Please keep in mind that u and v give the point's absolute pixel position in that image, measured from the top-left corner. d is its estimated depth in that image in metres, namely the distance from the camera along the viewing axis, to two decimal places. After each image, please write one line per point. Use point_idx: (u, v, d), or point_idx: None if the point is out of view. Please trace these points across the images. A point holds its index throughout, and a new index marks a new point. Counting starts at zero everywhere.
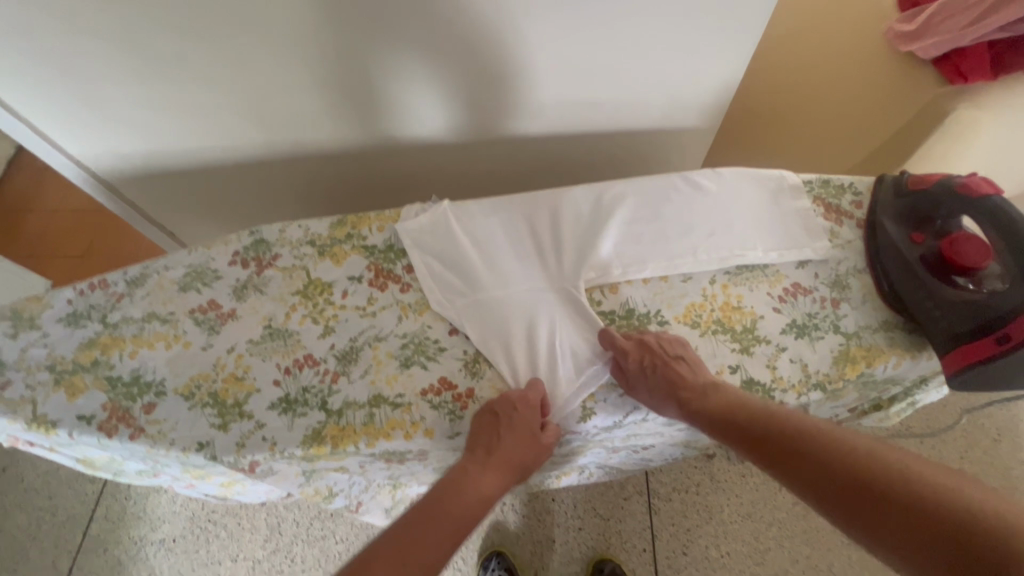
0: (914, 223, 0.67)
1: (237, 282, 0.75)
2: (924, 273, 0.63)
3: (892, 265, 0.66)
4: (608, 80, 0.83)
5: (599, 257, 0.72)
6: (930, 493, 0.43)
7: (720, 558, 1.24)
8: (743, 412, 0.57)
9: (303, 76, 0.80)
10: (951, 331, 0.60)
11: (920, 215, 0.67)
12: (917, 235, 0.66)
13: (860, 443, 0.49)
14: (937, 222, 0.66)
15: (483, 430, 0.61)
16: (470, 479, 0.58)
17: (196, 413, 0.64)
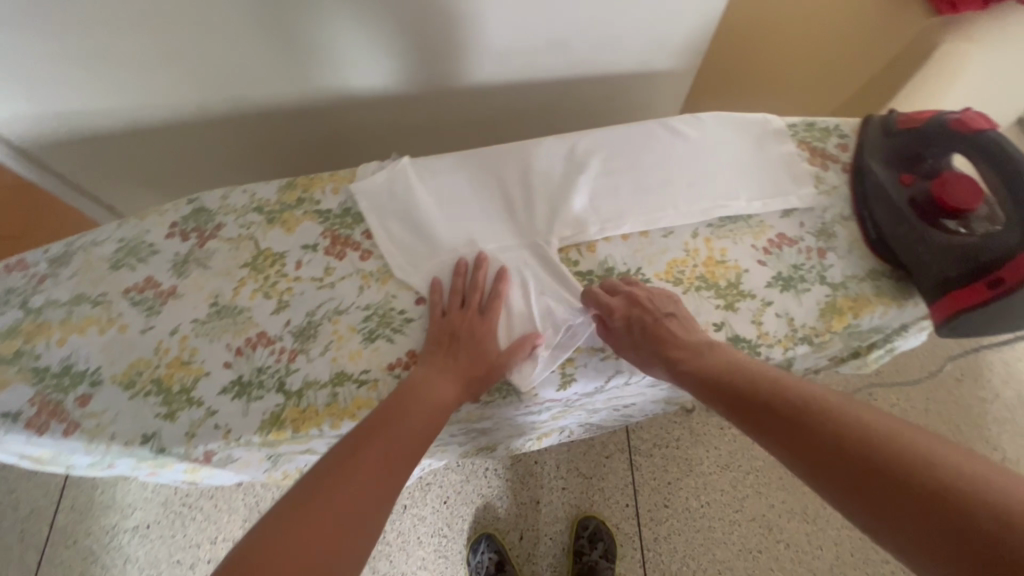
0: (903, 164, 0.64)
1: (177, 256, 0.68)
2: (914, 216, 0.60)
3: (881, 210, 0.63)
4: (575, 19, 0.76)
5: (573, 213, 0.67)
6: (924, 465, 0.39)
7: (701, 508, 1.27)
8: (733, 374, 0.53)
9: (231, 20, 0.70)
10: (941, 276, 0.57)
11: (909, 155, 0.64)
12: (906, 176, 0.63)
13: (851, 411, 0.45)
14: (925, 161, 0.63)
15: (438, 349, 0.58)
16: (424, 389, 0.55)
17: (139, 403, 0.58)
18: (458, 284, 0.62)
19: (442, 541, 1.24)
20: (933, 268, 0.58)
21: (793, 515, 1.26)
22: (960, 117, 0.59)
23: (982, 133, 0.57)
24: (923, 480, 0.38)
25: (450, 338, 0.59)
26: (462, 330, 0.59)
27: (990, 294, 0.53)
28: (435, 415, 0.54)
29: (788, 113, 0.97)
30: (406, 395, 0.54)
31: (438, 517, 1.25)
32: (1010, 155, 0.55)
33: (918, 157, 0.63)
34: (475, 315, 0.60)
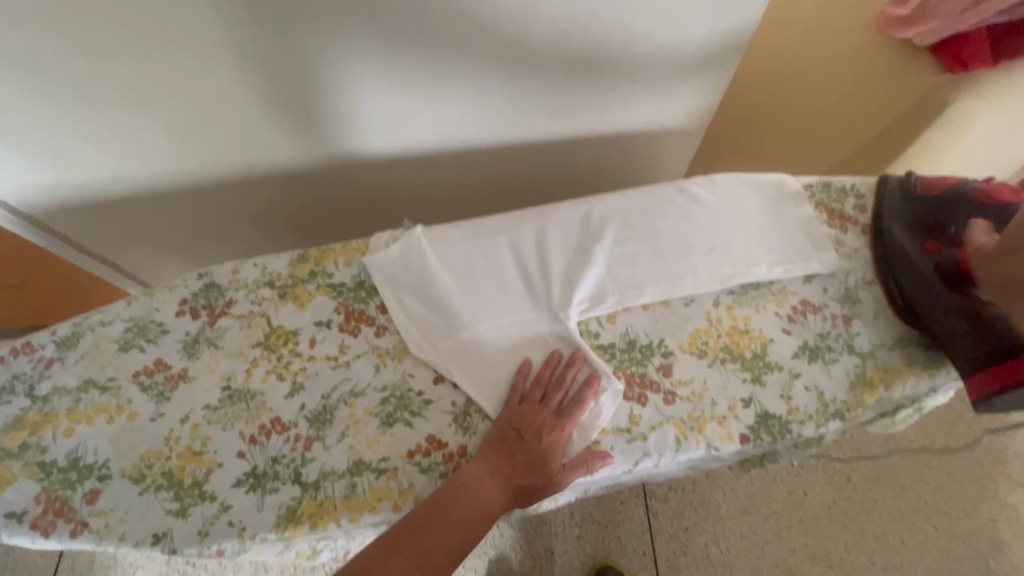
0: (924, 230, 0.64)
1: (188, 336, 0.66)
2: (944, 284, 0.59)
3: (905, 277, 0.62)
4: (586, 83, 0.77)
5: (591, 283, 0.66)
6: None
7: (721, 555, 1.23)
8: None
9: (242, 92, 0.70)
10: (971, 349, 0.56)
11: (927, 222, 0.64)
12: (931, 244, 0.62)
13: None
14: (944, 228, 0.63)
15: (502, 442, 0.56)
16: (478, 487, 0.54)
17: (149, 499, 0.56)
18: (545, 376, 0.60)
19: None
20: (967, 343, 0.56)
21: (816, 561, 1.22)
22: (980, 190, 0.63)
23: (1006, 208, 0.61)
24: None
25: (518, 436, 0.57)
26: (532, 433, 0.57)
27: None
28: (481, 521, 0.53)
29: (799, 171, 0.98)
30: (461, 490, 0.53)
31: None
32: None
33: (937, 224, 0.63)
34: (551, 416, 0.58)
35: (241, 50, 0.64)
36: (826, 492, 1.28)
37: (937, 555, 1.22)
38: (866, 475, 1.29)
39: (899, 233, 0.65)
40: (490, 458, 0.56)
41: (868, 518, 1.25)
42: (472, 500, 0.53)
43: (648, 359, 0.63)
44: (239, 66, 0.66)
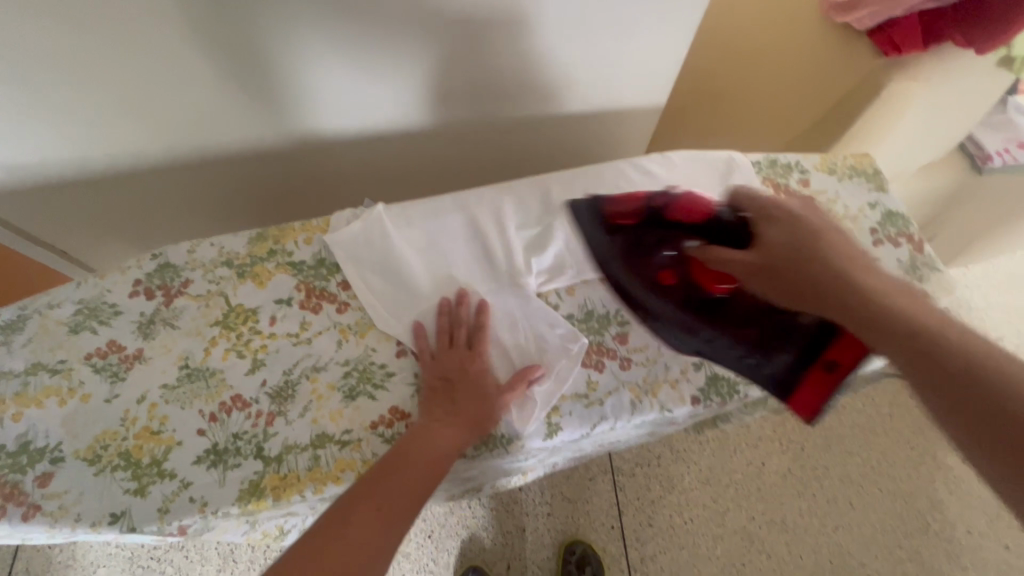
0: (641, 260, 0.65)
1: (142, 317, 0.65)
2: (695, 316, 0.63)
3: (655, 312, 0.64)
4: (548, 63, 0.78)
5: (551, 256, 0.68)
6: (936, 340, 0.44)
7: (684, 524, 1.28)
8: (901, 303, 0.47)
9: (192, 71, 0.68)
10: (782, 370, 0.60)
11: (636, 246, 0.65)
12: (664, 273, 0.64)
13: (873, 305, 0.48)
14: (660, 252, 0.64)
15: (437, 395, 0.58)
16: (430, 434, 0.55)
17: (105, 479, 0.55)
18: (443, 324, 0.62)
19: None
20: (780, 363, 0.60)
21: (772, 526, 1.28)
22: (675, 206, 0.63)
23: (708, 216, 0.61)
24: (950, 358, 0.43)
25: (444, 384, 0.59)
26: (454, 375, 0.59)
27: (837, 377, 0.59)
28: (443, 457, 0.54)
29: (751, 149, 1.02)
30: (412, 441, 0.55)
31: (424, 553, 1.24)
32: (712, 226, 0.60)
33: (648, 248, 0.65)
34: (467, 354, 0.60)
35: (191, 25, 0.62)
36: (782, 461, 1.34)
37: (882, 515, 1.30)
38: (818, 443, 1.37)
39: (620, 267, 0.66)
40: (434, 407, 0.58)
41: (819, 484, 1.32)
42: (425, 446, 0.54)
43: (605, 328, 0.66)
44: (189, 41, 0.64)
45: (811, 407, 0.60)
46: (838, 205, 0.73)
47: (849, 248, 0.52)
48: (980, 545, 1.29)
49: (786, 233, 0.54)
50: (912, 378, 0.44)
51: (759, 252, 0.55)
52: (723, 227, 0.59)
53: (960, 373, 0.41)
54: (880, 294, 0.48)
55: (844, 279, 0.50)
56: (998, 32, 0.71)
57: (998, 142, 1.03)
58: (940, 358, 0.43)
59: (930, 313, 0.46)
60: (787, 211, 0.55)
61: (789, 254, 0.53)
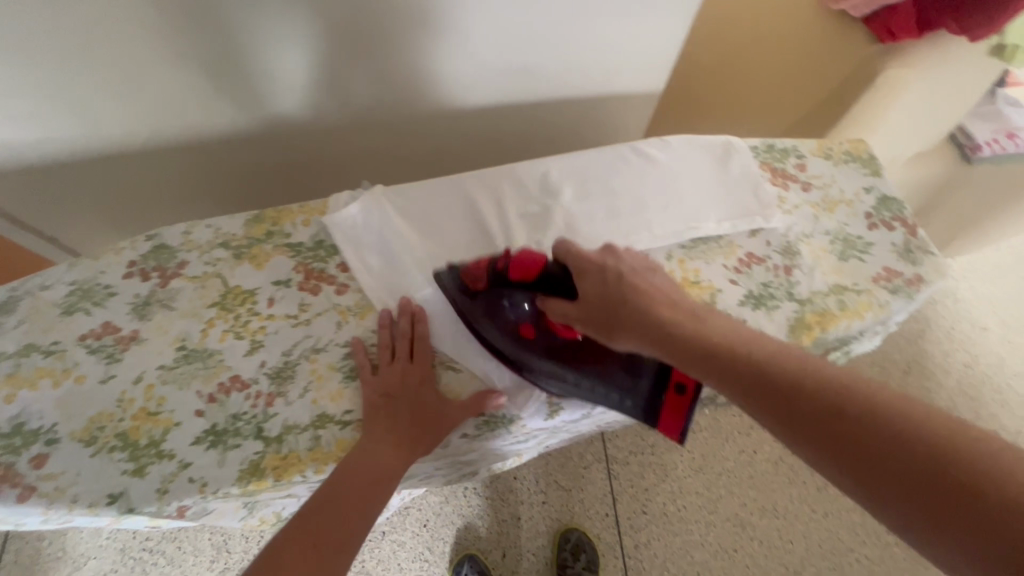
0: (503, 325, 0.61)
1: (137, 298, 0.64)
2: (566, 363, 0.62)
3: (538, 373, 0.61)
4: (548, 46, 0.78)
5: (551, 239, 0.68)
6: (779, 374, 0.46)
7: (678, 512, 1.29)
8: (711, 331, 0.52)
9: (187, 45, 0.68)
10: (644, 398, 0.62)
11: (495, 305, 0.61)
12: (525, 326, 0.62)
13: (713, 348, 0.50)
14: (515, 310, 0.61)
15: (377, 415, 0.57)
16: (370, 454, 0.55)
17: (102, 460, 0.54)
18: (384, 337, 0.61)
19: (422, 566, 1.22)
20: (644, 391, 0.62)
21: (763, 512, 1.30)
22: (510, 266, 0.59)
23: (543, 271, 0.59)
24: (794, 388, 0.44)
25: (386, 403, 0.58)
26: (396, 392, 0.58)
27: (689, 398, 0.61)
28: (385, 477, 0.55)
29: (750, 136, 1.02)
30: (352, 464, 0.54)
31: (418, 542, 1.24)
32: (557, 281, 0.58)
33: (499, 306, 0.61)
34: (410, 368, 0.60)
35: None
36: (773, 449, 1.36)
37: None
38: None
39: (486, 327, 0.61)
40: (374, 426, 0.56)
41: (809, 471, 1.34)
42: (369, 467, 0.55)
43: None
44: (188, 14, 0.64)
45: (677, 425, 0.62)
46: (834, 189, 0.75)
47: (659, 291, 0.56)
48: None
49: (599, 283, 0.57)
50: (745, 403, 0.47)
51: (584, 307, 0.57)
52: (555, 280, 0.59)
53: (805, 401, 0.43)
54: (694, 333, 0.52)
55: (659, 321, 0.54)
56: (996, 16, 0.70)
57: (987, 132, 1.05)
58: (760, 379, 0.46)
59: (738, 335, 0.51)
60: (591, 261, 0.58)
61: (609, 305, 0.56)
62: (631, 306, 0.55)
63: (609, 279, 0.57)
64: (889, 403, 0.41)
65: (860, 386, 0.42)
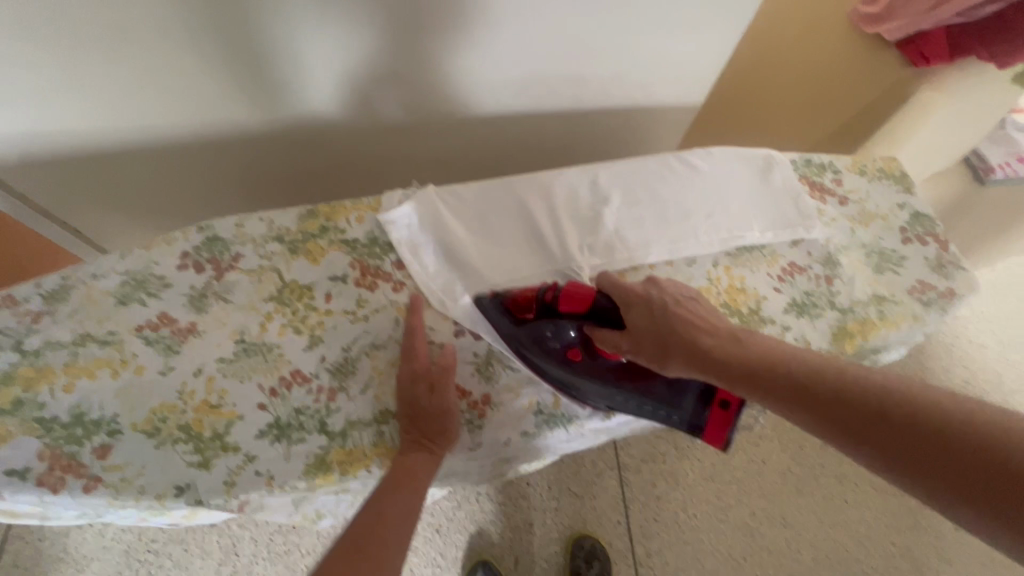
0: (552, 352, 0.61)
1: (193, 290, 0.64)
2: (615, 384, 0.61)
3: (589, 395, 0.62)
4: (597, 58, 0.81)
5: (602, 242, 0.70)
6: (845, 390, 0.45)
7: (690, 520, 1.30)
8: (763, 353, 0.52)
9: (249, 42, 0.69)
10: (690, 415, 0.62)
11: (540, 334, 0.61)
12: (572, 350, 0.61)
13: (773, 370, 0.50)
14: (561, 338, 0.61)
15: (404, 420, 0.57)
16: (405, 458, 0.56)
17: (166, 452, 0.54)
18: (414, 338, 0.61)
19: (435, 571, 1.21)
20: (688, 408, 0.61)
21: (773, 521, 1.32)
22: (559, 297, 0.59)
23: (593, 305, 0.58)
24: (864, 403, 0.44)
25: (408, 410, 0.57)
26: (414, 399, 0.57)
27: (733, 413, 0.60)
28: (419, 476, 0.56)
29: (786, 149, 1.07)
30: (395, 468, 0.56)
31: (431, 547, 1.23)
32: (601, 310, 0.59)
33: (542, 335, 0.61)
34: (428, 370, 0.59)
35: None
36: (783, 459, 1.38)
37: (876, 512, 1.34)
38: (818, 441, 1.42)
39: (534, 353, 0.61)
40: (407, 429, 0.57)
41: (818, 482, 1.37)
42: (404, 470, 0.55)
43: None
44: (264, 10, 0.65)
45: (721, 436, 0.61)
46: (871, 204, 0.78)
47: (705, 315, 0.57)
48: (966, 541, 1.35)
49: (645, 313, 0.57)
50: (816, 425, 0.47)
51: (631, 336, 0.57)
52: (601, 313, 0.59)
53: (876, 416, 0.43)
54: (747, 355, 0.52)
55: (704, 345, 0.54)
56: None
57: (999, 155, 1.11)
58: (821, 398, 0.46)
59: (791, 355, 0.50)
60: (635, 292, 0.59)
61: (655, 336, 0.56)
62: (676, 331, 0.55)
63: (652, 306, 0.57)
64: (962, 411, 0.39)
65: (940, 398, 0.41)
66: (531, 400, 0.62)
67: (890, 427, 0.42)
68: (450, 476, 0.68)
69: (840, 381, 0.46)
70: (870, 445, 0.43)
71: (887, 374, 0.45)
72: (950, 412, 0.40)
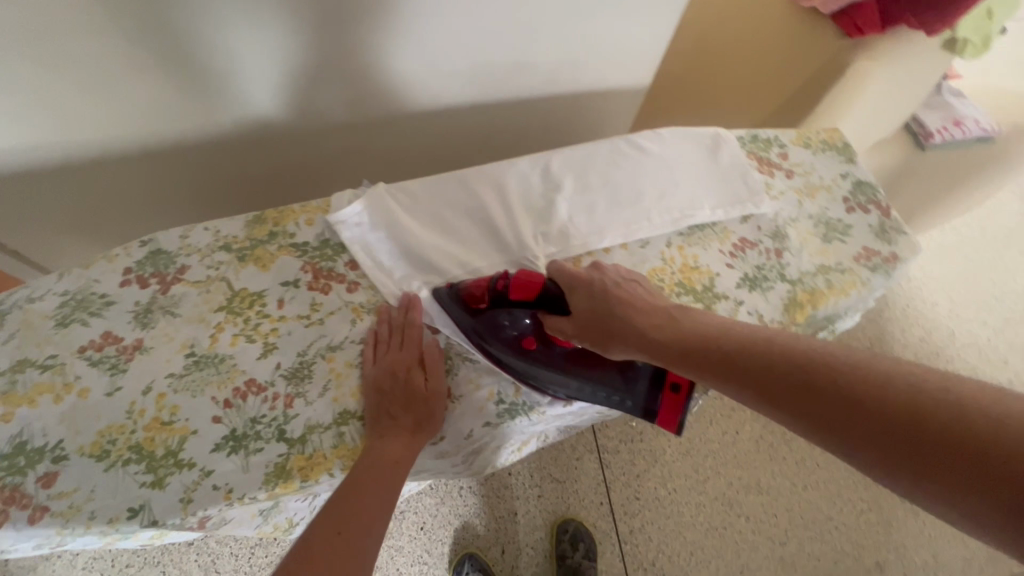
0: (507, 341, 0.62)
1: (138, 306, 0.62)
2: (569, 371, 0.63)
3: (548, 382, 0.62)
4: (542, 45, 0.80)
5: (556, 229, 0.70)
6: (775, 362, 0.49)
7: (670, 495, 1.33)
8: (696, 332, 0.55)
9: (177, 47, 0.66)
10: (643, 399, 0.64)
11: (494, 323, 0.62)
12: (526, 339, 0.62)
13: (710, 347, 0.53)
14: (514, 326, 0.62)
15: (374, 407, 0.58)
16: (381, 442, 0.56)
17: (117, 474, 0.52)
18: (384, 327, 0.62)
19: (422, 569, 1.21)
20: (641, 392, 0.64)
21: (749, 489, 1.36)
22: (509, 287, 0.60)
23: (543, 290, 0.60)
24: (792, 373, 0.47)
25: (381, 396, 0.58)
26: (387, 385, 0.59)
27: (683, 396, 0.63)
28: (397, 458, 0.55)
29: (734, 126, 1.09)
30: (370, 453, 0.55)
31: (417, 545, 1.23)
32: (552, 297, 0.61)
33: (498, 323, 0.62)
34: (398, 355, 0.60)
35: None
36: (754, 429, 1.42)
37: (845, 472, 1.40)
38: None
39: (490, 343, 0.61)
40: (378, 415, 0.57)
41: (789, 447, 1.41)
42: (380, 453, 0.55)
43: None
44: (192, 10, 0.62)
45: (674, 419, 0.63)
46: (815, 176, 0.80)
47: (647, 298, 0.60)
48: None
49: (588, 298, 0.60)
50: (750, 396, 0.50)
51: (577, 322, 0.60)
52: (551, 300, 0.61)
53: (803, 383, 0.46)
54: (686, 334, 0.55)
55: (645, 328, 0.57)
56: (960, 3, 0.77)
57: (937, 121, 1.16)
58: (755, 372, 0.49)
59: (725, 332, 0.54)
60: (581, 279, 0.61)
61: (599, 321, 0.59)
62: (619, 316, 0.58)
63: (596, 292, 0.60)
64: (882, 377, 0.42)
65: (862, 363, 0.44)
66: (491, 390, 0.62)
67: (817, 393, 0.45)
68: (422, 474, 0.68)
69: (770, 353, 0.49)
70: (792, 410, 0.46)
71: (806, 344, 0.49)
72: (873, 375, 0.43)
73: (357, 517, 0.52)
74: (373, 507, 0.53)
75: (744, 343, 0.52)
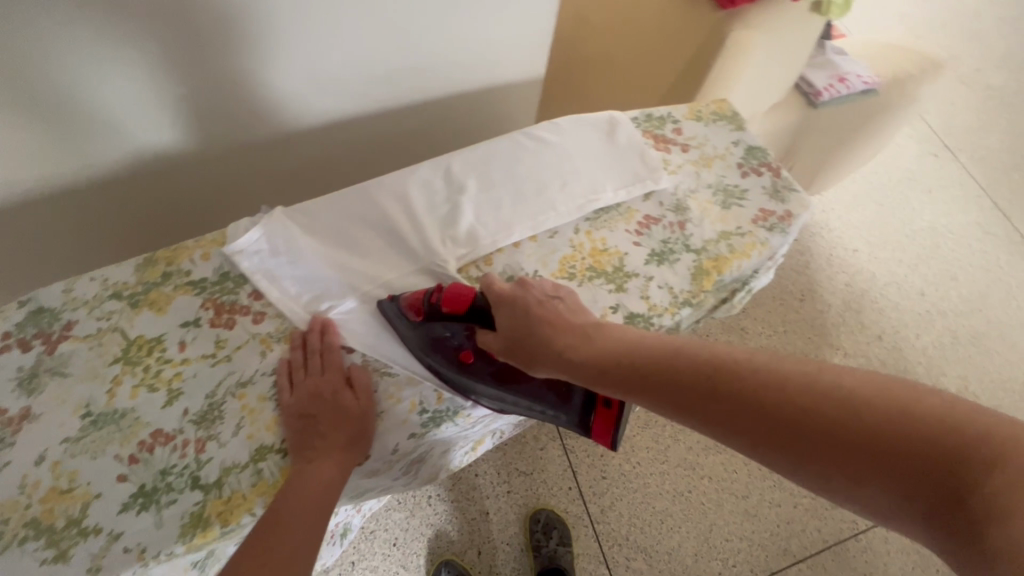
0: (440, 354, 0.62)
1: (21, 371, 0.58)
2: (502, 385, 0.63)
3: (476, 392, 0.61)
4: (427, 47, 0.80)
5: (463, 230, 0.70)
6: (686, 373, 0.51)
7: (633, 469, 1.37)
8: (612, 347, 0.57)
9: (25, 94, 0.61)
10: (577, 414, 0.64)
11: (431, 337, 0.62)
12: (465, 352, 0.62)
13: (625, 363, 0.55)
14: (451, 338, 0.62)
15: (302, 434, 0.56)
16: (309, 466, 0.55)
17: (14, 555, 0.49)
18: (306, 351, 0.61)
19: None
20: (575, 407, 0.64)
21: (705, 451, 1.41)
22: (444, 299, 0.61)
23: (472, 304, 0.61)
24: (701, 383, 0.50)
25: (307, 422, 0.57)
26: (314, 409, 0.57)
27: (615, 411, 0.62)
28: (325, 483, 0.54)
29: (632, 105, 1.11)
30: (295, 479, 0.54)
31: (390, 563, 1.21)
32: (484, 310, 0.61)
33: (437, 335, 0.62)
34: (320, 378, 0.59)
35: (39, 23, 0.56)
36: None
37: None
38: None
39: (424, 356, 0.62)
40: (305, 439, 0.56)
41: None
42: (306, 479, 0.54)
43: None
44: (32, 54, 0.58)
45: (608, 434, 0.63)
46: (709, 146, 0.83)
47: (564, 315, 0.60)
48: None
49: (512, 316, 0.60)
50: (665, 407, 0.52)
51: (504, 337, 0.60)
52: (481, 313, 0.61)
53: (711, 391, 0.49)
54: (603, 351, 0.57)
55: (565, 348, 0.58)
56: None
57: (823, 79, 1.23)
58: (668, 383, 0.52)
59: (638, 346, 0.56)
60: (505, 295, 0.61)
61: (522, 340, 0.59)
62: (539, 338, 0.58)
63: (517, 312, 0.60)
64: (778, 380, 0.46)
65: (760, 368, 0.48)
66: (414, 401, 0.61)
67: (724, 399, 0.48)
68: (362, 495, 0.67)
69: (679, 364, 0.52)
70: (703, 418, 0.49)
71: (711, 351, 0.52)
72: (770, 377, 0.47)
73: (285, 541, 0.51)
74: (300, 532, 0.52)
75: (655, 356, 0.54)
